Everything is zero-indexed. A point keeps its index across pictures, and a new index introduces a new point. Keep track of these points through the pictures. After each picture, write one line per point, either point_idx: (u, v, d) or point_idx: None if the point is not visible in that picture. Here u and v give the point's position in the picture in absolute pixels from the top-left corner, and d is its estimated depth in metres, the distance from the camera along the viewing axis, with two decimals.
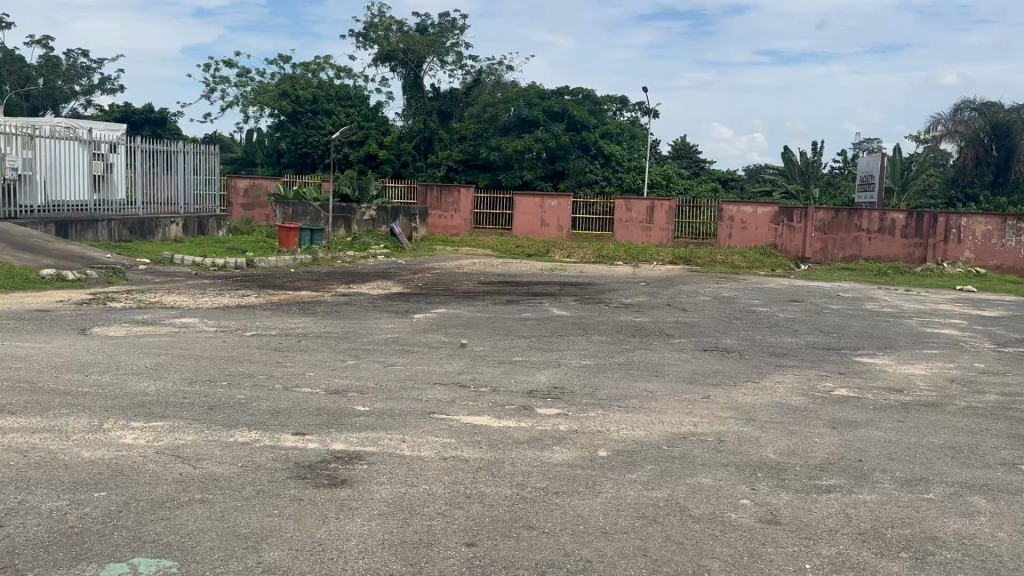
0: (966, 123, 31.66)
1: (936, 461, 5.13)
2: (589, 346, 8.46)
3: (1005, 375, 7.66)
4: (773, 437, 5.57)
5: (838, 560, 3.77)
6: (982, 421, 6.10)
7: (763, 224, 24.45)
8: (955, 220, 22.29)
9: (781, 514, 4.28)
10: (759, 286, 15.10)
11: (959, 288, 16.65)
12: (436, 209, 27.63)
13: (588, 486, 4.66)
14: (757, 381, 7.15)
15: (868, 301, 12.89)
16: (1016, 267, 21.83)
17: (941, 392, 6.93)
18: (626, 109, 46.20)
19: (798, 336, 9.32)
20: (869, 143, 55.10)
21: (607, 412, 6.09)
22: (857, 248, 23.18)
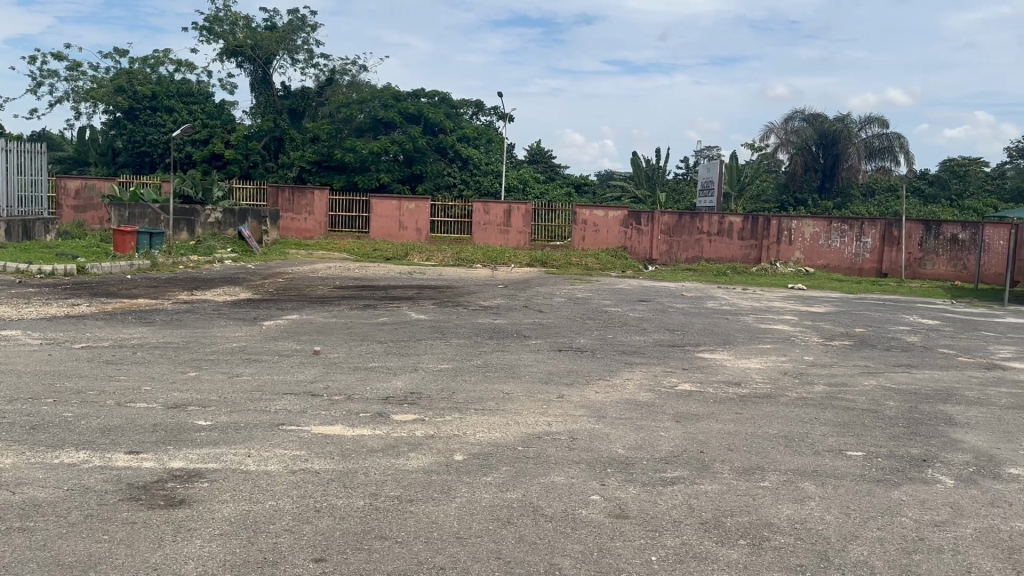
0: (796, 132, 34.62)
1: (770, 450, 5.44)
2: (447, 349, 8.40)
3: (831, 366, 8.28)
4: (621, 433, 5.72)
5: (682, 550, 3.89)
6: (812, 410, 6.53)
7: (614, 227, 25.19)
8: (787, 223, 23.86)
9: (629, 508, 4.38)
10: (611, 286, 15.61)
11: (790, 286, 17.94)
12: (288, 211, 26.83)
13: (442, 491, 4.59)
14: (609, 379, 7.34)
15: (709, 300, 13.60)
16: (840, 267, 23.56)
17: (775, 384, 7.38)
18: (482, 113, 46.81)
19: (647, 334, 9.67)
20: (708, 151, 58.23)
21: (464, 416, 6.04)
22: (699, 249, 24.51)
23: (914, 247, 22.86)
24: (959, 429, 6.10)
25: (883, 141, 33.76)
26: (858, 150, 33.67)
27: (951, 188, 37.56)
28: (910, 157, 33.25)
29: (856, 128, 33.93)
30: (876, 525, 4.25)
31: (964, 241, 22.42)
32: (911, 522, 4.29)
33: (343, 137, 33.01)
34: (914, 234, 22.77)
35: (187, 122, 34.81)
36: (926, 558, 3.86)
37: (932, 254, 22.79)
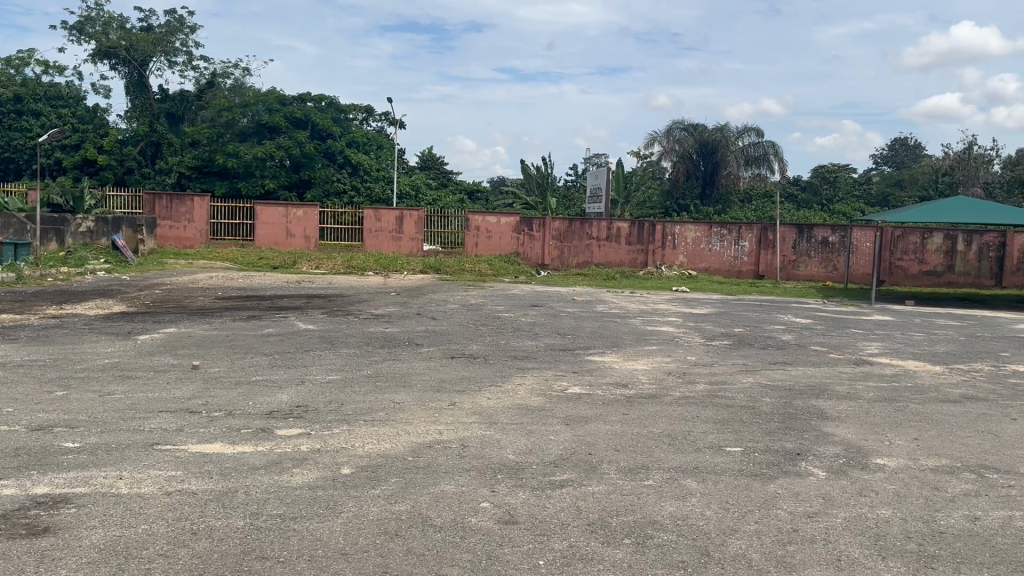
0: (678, 141, 35.79)
1: (655, 449, 5.58)
2: (335, 360, 8.22)
3: (712, 366, 8.60)
4: (512, 438, 5.74)
5: (569, 552, 3.92)
6: (695, 409, 6.76)
7: (506, 233, 25.42)
8: (671, 228, 24.63)
9: (518, 514, 4.39)
10: (504, 292, 15.70)
11: (676, 289, 18.55)
12: (166, 219, 25.72)
13: (328, 507, 4.46)
14: (500, 385, 7.35)
15: (599, 304, 13.90)
16: (720, 269, 24.45)
17: (660, 385, 7.60)
18: (373, 119, 46.46)
19: (538, 339, 9.77)
20: (597, 159, 59.70)
21: (351, 428, 5.91)
22: (589, 254, 25.04)
23: (788, 250, 23.83)
24: (829, 422, 6.46)
25: (758, 149, 35.18)
26: (736, 158, 35.21)
27: (823, 193, 39.75)
28: (784, 164, 34.96)
29: (734, 137, 35.49)
30: (754, 519, 4.42)
31: (834, 243, 23.49)
32: (785, 514, 4.49)
33: (225, 141, 31.88)
34: (788, 238, 23.76)
35: (56, 127, 32.82)
36: (799, 549, 4.04)
37: (804, 256, 23.79)
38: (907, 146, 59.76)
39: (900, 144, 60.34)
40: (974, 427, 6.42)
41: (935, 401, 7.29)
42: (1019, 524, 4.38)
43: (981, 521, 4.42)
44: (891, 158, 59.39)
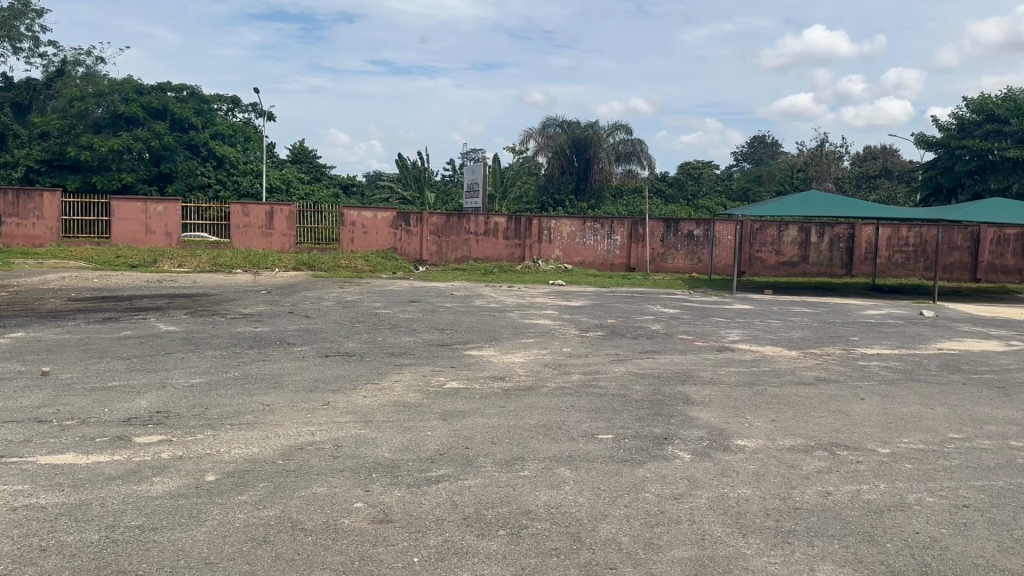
0: (552, 138, 36.56)
1: (531, 440, 5.67)
2: (201, 362, 7.87)
3: (587, 356, 8.83)
4: (388, 436, 5.68)
5: (444, 547, 3.92)
6: (569, 398, 6.94)
7: (383, 229, 25.10)
8: (546, 223, 25.03)
9: (393, 512, 4.35)
10: (381, 288, 15.51)
11: (552, 283, 18.90)
12: (12, 216, 23.88)
13: (192, 516, 4.27)
14: (377, 383, 7.25)
15: (476, 298, 13.97)
16: (594, 263, 25.00)
17: (536, 376, 7.75)
18: (239, 110, 45.09)
19: (416, 335, 9.72)
20: (473, 153, 60.12)
21: (218, 433, 5.67)
22: (467, 249, 25.14)
23: (656, 243, 24.65)
24: (694, 407, 6.78)
25: (628, 146, 36.55)
26: (608, 155, 36.25)
27: (688, 189, 41.57)
28: (652, 160, 36.29)
29: (605, 134, 36.49)
30: (624, 503, 4.57)
31: (699, 236, 24.54)
32: (653, 497, 4.67)
33: (77, 133, 29.97)
34: (656, 232, 24.59)
35: None
36: (666, 530, 4.21)
37: (671, 249, 24.71)
38: (765, 143, 63.49)
39: (758, 141, 64.05)
40: (826, 407, 6.91)
41: (791, 383, 7.79)
42: (865, 497, 4.75)
43: (832, 495, 4.75)
44: (750, 155, 62.93)
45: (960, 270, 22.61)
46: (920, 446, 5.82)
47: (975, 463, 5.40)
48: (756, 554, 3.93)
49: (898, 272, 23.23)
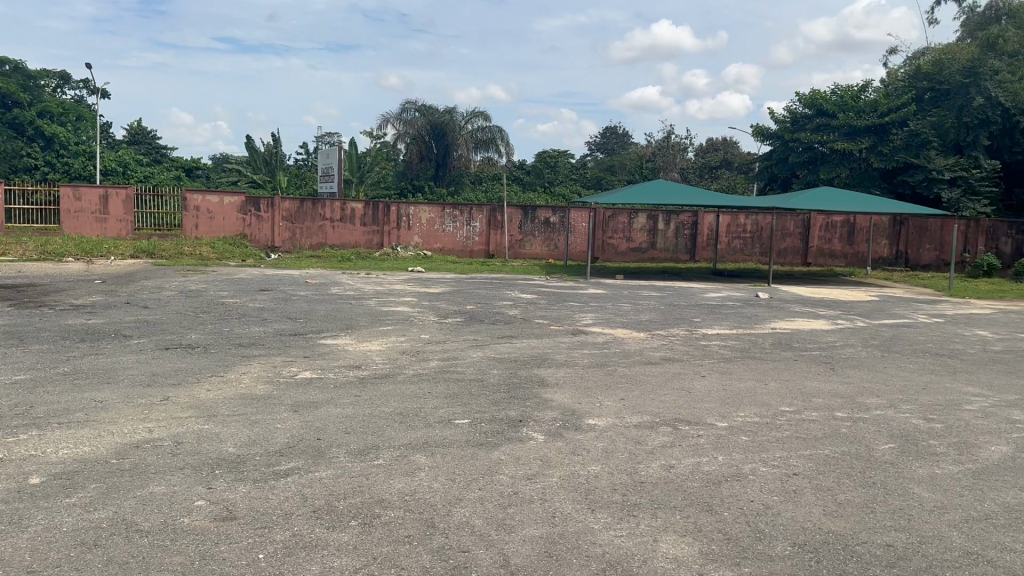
0: (410, 123, 35.95)
1: (385, 428, 5.60)
2: (24, 357, 7.20)
3: (445, 343, 8.83)
4: (234, 430, 5.44)
5: (291, 542, 3.80)
6: (427, 385, 6.92)
7: (231, 214, 24.01)
8: (405, 209, 24.75)
9: (237, 509, 4.17)
10: (229, 277, 14.80)
11: (411, 269, 18.76)
12: None
13: (12, 522, 3.91)
14: (222, 375, 6.94)
15: (332, 286, 13.61)
16: (453, 249, 24.99)
17: (393, 363, 7.67)
18: (70, 86, 41.88)
19: (267, 325, 9.35)
20: (329, 137, 58.67)
21: (43, 432, 5.22)
22: (322, 236, 24.48)
23: (515, 230, 24.88)
24: (549, 389, 6.94)
25: (486, 133, 36.31)
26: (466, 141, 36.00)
27: (545, 176, 42.18)
28: (510, 147, 36.52)
29: (462, 121, 36.33)
30: (478, 486, 4.61)
31: (555, 223, 24.92)
32: (507, 479, 4.74)
33: None
34: (515, 219, 24.81)
35: None
36: (517, 510, 4.28)
37: (529, 236, 24.98)
38: (616, 134, 65.78)
39: (610, 132, 66.22)
40: (670, 385, 7.28)
41: (639, 363, 8.16)
42: (705, 468, 5.04)
43: (675, 468, 5.01)
44: (602, 145, 65.01)
45: (792, 255, 24.38)
46: (754, 419, 6.24)
47: (803, 434, 5.85)
48: (604, 528, 4.08)
49: (737, 257, 24.75)
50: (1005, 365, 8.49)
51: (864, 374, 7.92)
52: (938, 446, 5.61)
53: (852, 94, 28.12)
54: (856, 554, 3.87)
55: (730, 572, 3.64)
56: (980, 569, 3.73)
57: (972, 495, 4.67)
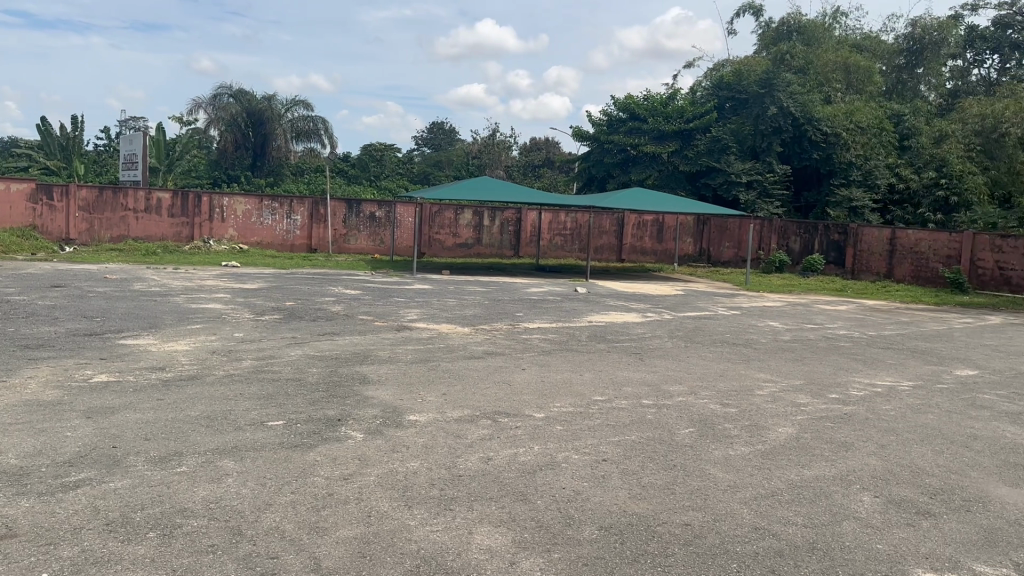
0: (224, 108, 34.17)
1: (190, 433, 5.28)
2: None
3: (260, 341, 8.46)
4: (14, 441, 4.90)
5: (81, 558, 3.50)
6: (240, 386, 6.60)
7: (18, 203, 21.79)
8: (218, 200, 23.47)
9: (19, 525, 3.77)
10: (13, 272, 13.32)
11: (225, 264, 17.76)
12: None
13: None
14: (3, 380, 6.23)
15: (136, 282, 12.63)
16: (273, 243, 23.99)
17: (202, 364, 7.25)
18: None
19: (58, 324, 8.51)
20: (134, 122, 54.39)
21: None
22: (125, 228, 22.80)
23: (338, 224, 24.29)
24: (371, 386, 6.85)
25: (308, 123, 35.62)
26: (285, 131, 35.03)
27: (371, 170, 41.52)
28: (333, 140, 35.81)
29: (284, 109, 35.13)
30: (290, 490, 4.46)
31: (381, 218, 24.54)
32: (322, 480, 4.62)
33: None
34: (337, 213, 24.20)
35: None
36: (332, 512, 4.19)
37: (354, 230, 24.45)
38: (443, 130, 66.05)
39: (437, 127, 66.35)
40: (492, 378, 7.42)
41: (462, 358, 8.24)
42: (520, 459, 5.18)
43: (492, 460, 5.11)
44: (429, 141, 65.12)
45: (608, 252, 25.71)
46: (569, 409, 6.50)
47: (613, 421, 6.17)
48: (420, 524, 4.08)
49: (558, 253, 25.66)
50: (791, 352, 9.41)
51: (670, 364, 8.47)
52: (731, 428, 6.11)
53: (662, 100, 29.86)
54: (657, 534, 4.13)
55: (541, 558, 3.77)
56: (766, 542, 4.09)
57: (761, 474, 5.13)
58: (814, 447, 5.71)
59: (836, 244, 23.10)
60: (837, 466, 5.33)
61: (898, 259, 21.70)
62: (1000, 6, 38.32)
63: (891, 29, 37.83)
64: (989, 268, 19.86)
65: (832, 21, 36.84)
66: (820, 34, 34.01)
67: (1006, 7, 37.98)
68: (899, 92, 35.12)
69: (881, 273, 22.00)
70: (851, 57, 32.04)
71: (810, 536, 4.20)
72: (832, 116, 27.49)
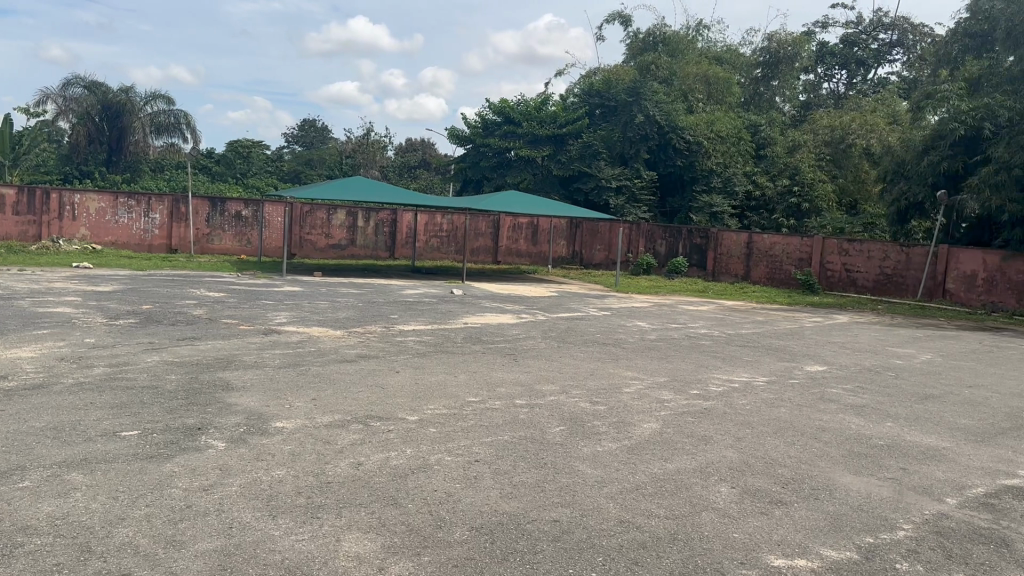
0: (76, 100, 32.00)
1: (34, 446, 4.89)
2: None
3: (115, 347, 7.94)
4: None
5: None
6: (90, 395, 6.16)
7: None
8: (68, 197, 22.04)
9: None
10: None
11: (76, 265, 16.56)
12: None
13: None
14: None
15: None
16: (128, 243, 22.65)
17: (48, 372, 6.72)
18: None
19: None
20: None
21: None
22: None
23: (201, 223, 23.16)
24: (234, 393, 6.56)
25: (169, 118, 33.18)
26: (142, 125, 32.97)
27: (237, 167, 39.87)
28: (195, 133, 33.62)
29: (141, 102, 32.88)
30: (145, 503, 4.21)
31: (247, 218, 23.57)
32: (179, 492, 4.39)
33: None
34: (200, 211, 23.07)
35: None
36: (191, 524, 3.99)
37: (218, 230, 23.39)
38: (315, 127, 64.47)
39: (309, 125, 64.70)
40: (364, 382, 7.30)
41: (333, 361, 8.07)
42: (392, 463, 5.12)
43: (363, 466, 5.02)
44: (301, 138, 63.28)
45: (484, 254, 25.89)
46: (442, 411, 6.49)
47: (486, 422, 6.21)
48: (284, 534, 3.95)
49: (434, 255, 25.60)
50: (657, 351, 9.78)
51: (543, 364, 8.62)
52: (600, 425, 6.29)
53: (535, 105, 30.20)
54: (526, 532, 4.18)
55: (410, 562, 3.74)
56: (630, 535, 4.23)
57: (627, 468, 5.31)
58: (676, 442, 5.97)
59: (698, 247, 24.31)
60: (697, 459, 5.59)
61: (754, 262, 23.00)
62: (845, 25, 41.56)
63: (747, 42, 40.12)
64: (836, 271, 21.37)
65: (695, 33, 38.55)
66: (683, 46, 35.58)
67: (851, 26, 41.18)
68: (756, 103, 36.97)
69: (739, 275, 23.30)
70: (711, 69, 33.44)
71: (672, 527, 4.38)
72: (694, 125, 28.82)
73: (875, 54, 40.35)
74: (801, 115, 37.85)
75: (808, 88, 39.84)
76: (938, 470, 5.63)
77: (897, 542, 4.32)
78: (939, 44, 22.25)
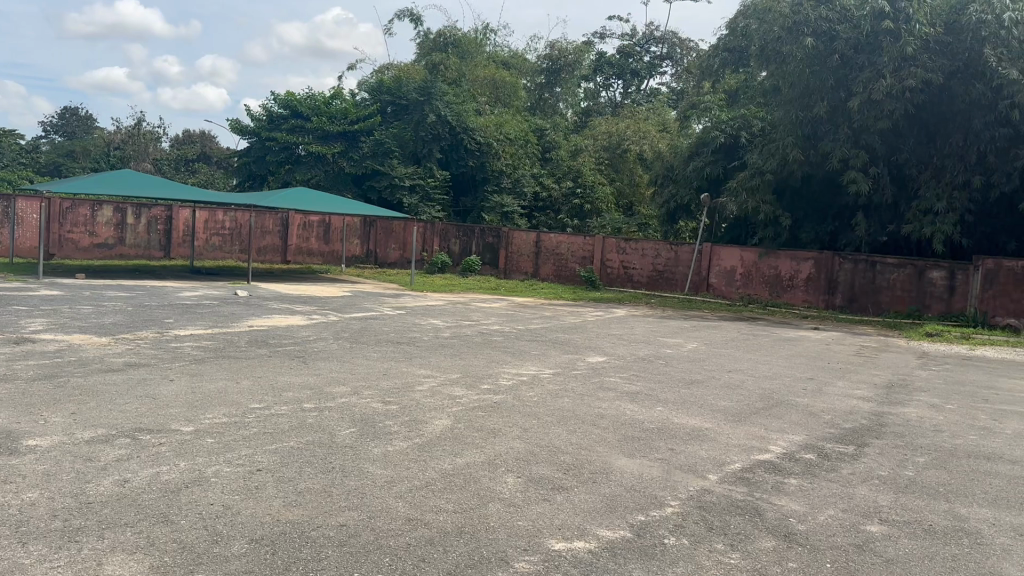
0: None
1: None
2: None
3: None
4: None
5: None
6: None
7: None
8: None
9: None
10: None
11: None
12: None
13: None
14: None
15: None
16: None
17: None
18: None
19: None
20: None
21: None
22: None
23: None
24: None
25: None
26: None
27: None
28: None
29: None
30: None
31: None
32: None
33: None
34: None
35: None
36: None
37: None
38: (78, 117, 58.57)
39: (70, 114, 58.64)
40: (133, 393, 6.69)
41: (97, 371, 7.34)
42: (164, 478, 4.75)
43: (129, 483, 4.61)
44: (60, 128, 57.16)
45: (272, 253, 24.83)
46: (221, 420, 6.11)
47: (271, 429, 5.95)
48: (36, 562, 3.54)
49: (216, 255, 24.16)
50: (449, 348, 9.90)
51: (333, 365, 8.42)
52: (391, 425, 6.25)
53: (325, 100, 29.41)
54: (311, 540, 4.05)
55: None
56: (417, 532, 4.24)
57: (417, 466, 5.32)
58: (466, 436, 6.08)
59: (490, 246, 24.94)
60: (485, 452, 5.72)
61: (543, 260, 23.97)
62: (621, 37, 44.52)
63: (533, 48, 41.78)
64: (616, 267, 22.79)
65: (483, 36, 39.49)
66: (472, 49, 36.30)
67: (626, 38, 44.15)
68: (542, 108, 38.66)
69: (529, 273, 24.18)
70: (498, 73, 34.65)
71: (458, 520, 4.44)
72: (484, 127, 29.59)
73: (647, 66, 43.59)
74: (582, 121, 40.02)
75: (588, 95, 42.21)
76: (702, 449, 6.19)
77: (665, 518, 4.69)
78: (704, 57, 24.52)
